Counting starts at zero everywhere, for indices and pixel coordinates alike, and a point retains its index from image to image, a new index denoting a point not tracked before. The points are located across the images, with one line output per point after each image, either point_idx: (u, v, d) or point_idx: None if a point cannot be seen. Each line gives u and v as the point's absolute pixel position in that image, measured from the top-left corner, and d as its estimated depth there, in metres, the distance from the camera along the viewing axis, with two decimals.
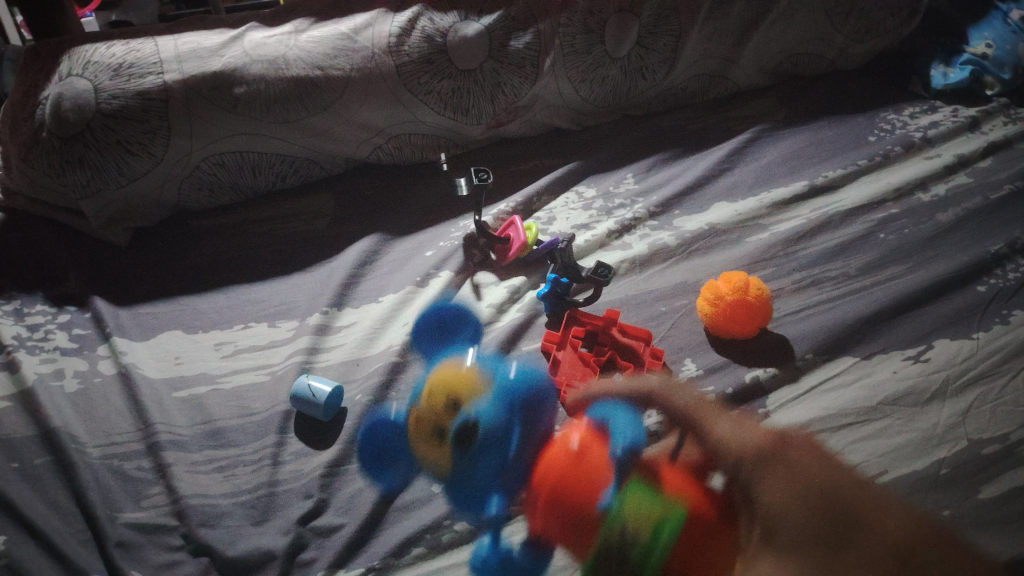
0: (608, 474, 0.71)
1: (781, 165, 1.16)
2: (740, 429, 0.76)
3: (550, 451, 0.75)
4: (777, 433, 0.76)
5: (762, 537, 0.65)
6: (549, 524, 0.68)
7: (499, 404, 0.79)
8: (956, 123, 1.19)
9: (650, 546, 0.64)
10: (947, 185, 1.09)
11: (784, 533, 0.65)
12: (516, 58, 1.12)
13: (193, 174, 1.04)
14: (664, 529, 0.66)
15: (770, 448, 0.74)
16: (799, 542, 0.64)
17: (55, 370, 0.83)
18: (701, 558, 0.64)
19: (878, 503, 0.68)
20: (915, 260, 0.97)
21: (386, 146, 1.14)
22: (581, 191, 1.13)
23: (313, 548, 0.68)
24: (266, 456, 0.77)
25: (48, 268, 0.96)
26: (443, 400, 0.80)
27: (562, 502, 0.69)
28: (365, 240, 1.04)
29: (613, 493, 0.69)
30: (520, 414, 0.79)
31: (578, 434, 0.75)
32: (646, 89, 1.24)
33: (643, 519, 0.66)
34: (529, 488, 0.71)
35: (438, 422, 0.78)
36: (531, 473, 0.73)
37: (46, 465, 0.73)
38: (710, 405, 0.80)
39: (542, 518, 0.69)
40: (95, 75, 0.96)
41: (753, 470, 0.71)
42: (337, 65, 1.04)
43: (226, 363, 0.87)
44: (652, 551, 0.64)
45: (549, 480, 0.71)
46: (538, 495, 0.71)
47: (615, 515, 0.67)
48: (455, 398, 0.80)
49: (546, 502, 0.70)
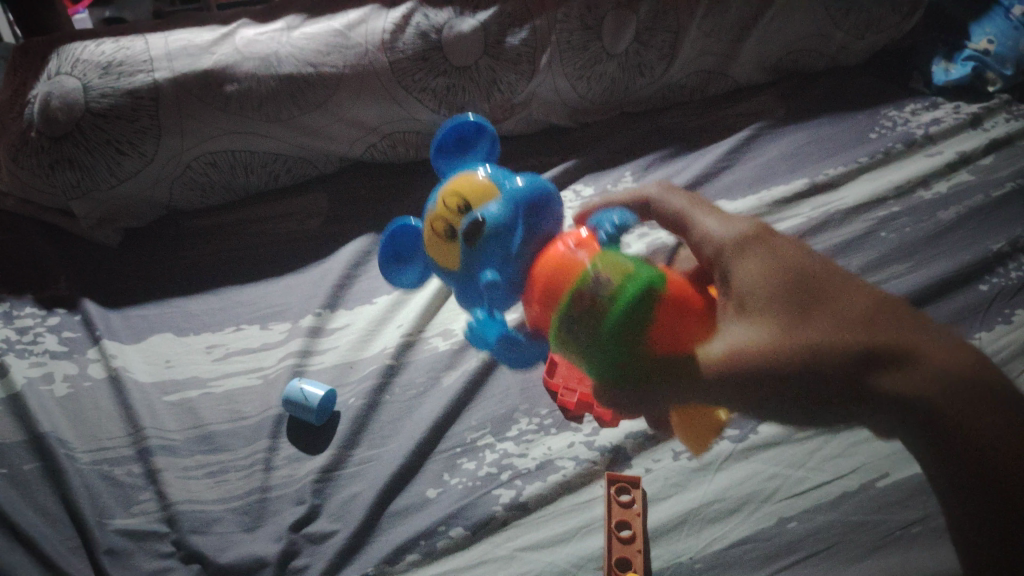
0: (590, 252, 0.59)
1: (781, 163, 1.15)
2: (732, 223, 0.64)
3: (552, 244, 0.61)
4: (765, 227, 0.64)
5: (737, 310, 0.57)
6: (541, 310, 0.59)
7: (506, 202, 0.62)
8: (957, 120, 1.18)
9: (616, 296, 0.55)
10: (949, 183, 1.07)
11: (752, 297, 0.56)
12: (512, 54, 1.10)
13: (185, 174, 1.03)
14: (633, 280, 0.55)
15: (754, 234, 0.62)
16: (768, 302, 0.56)
17: (44, 374, 0.82)
18: (677, 321, 0.55)
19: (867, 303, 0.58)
20: (917, 259, 0.96)
21: (380, 144, 1.12)
22: (578, 190, 1.11)
23: (306, 555, 0.67)
24: (258, 460, 0.76)
25: (38, 270, 0.95)
26: (453, 206, 0.63)
27: (554, 292, 0.57)
28: (359, 240, 1.02)
29: (596, 262, 0.57)
30: (529, 219, 0.62)
31: (588, 232, 0.63)
32: (645, 86, 1.22)
33: (612, 268, 0.56)
34: (523, 287, 0.61)
35: (447, 230, 0.63)
36: (527, 275, 0.60)
37: (35, 471, 0.72)
38: (703, 206, 0.68)
39: (536, 305, 0.59)
40: (84, 73, 0.95)
41: (739, 249, 0.60)
42: (330, 62, 1.03)
43: (218, 366, 0.86)
44: (618, 304, 0.55)
45: (543, 274, 0.59)
46: (532, 292, 0.60)
47: (590, 271, 0.56)
48: (466, 201, 0.63)
49: (539, 294, 0.59)
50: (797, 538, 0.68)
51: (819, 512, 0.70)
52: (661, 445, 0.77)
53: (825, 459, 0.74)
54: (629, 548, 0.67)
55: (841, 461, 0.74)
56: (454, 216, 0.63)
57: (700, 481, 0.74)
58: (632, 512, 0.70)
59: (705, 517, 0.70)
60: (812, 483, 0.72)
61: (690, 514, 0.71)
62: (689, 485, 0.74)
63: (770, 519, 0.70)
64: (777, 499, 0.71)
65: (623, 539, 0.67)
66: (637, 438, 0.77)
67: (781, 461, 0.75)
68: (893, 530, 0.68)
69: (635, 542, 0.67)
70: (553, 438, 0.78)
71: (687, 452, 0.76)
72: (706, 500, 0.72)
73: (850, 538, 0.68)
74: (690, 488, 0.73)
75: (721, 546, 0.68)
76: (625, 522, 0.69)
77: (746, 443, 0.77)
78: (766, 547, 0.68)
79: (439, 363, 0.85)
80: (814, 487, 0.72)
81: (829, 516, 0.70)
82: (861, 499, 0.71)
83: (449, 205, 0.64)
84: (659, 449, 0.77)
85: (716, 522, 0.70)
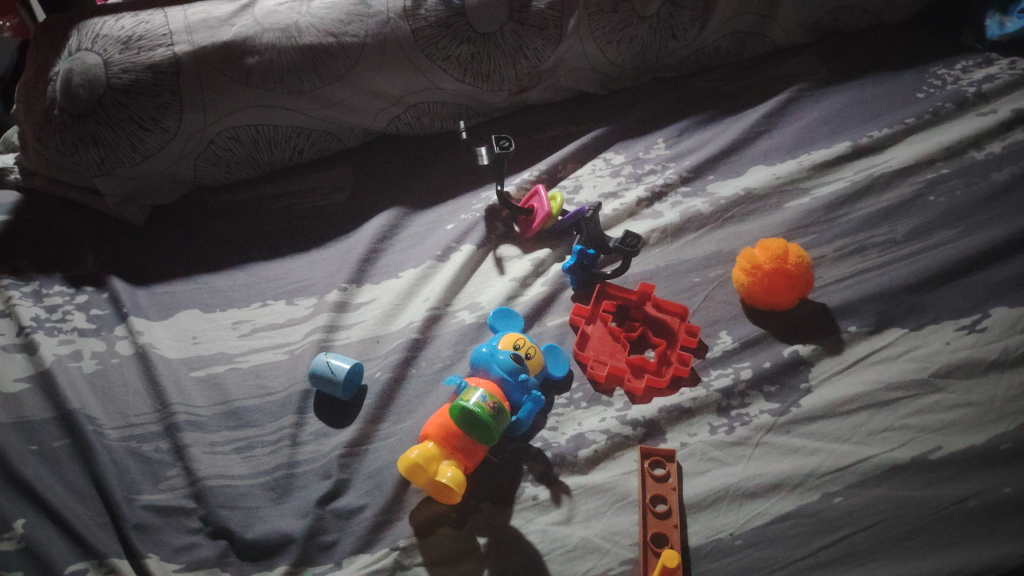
0: None
1: (822, 127, 1.09)
2: None
3: None
4: (895, 77, 1.16)
5: (871, 63, 1.19)
6: None
7: (515, 364, 0.73)
8: (1014, 76, 1.10)
9: None
10: (1003, 143, 1.01)
11: (887, 92, 1.13)
12: (538, 19, 1.06)
13: (208, 149, 1.01)
14: None
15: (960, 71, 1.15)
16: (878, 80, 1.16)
17: (73, 351, 0.82)
18: None
19: (986, 137, 1.02)
20: (968, 225, 0.91)
21: (404, 116, 1.09)
22: (608, 158, 1.08)
23: (334, 530, 0.67)
24: (285, 436, 0.75)
25: (67, 249, 0.96)
26: (525, 355, 0.75)
27: None
28: (384, 214, 1.00)
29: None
30: None
31: None
32: (677, 49, 1.17)
33: None
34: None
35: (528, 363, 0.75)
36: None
37: (65, 447, 0.72)
38: (922, 61, 1.18)
39: None
40: (105, 48, 0.94)
41: (885, 57, 1.20)
42: (351, 31, 1.00)
43: (243, 342, 0.85)
44: None
45: None
46: None
47: None
48: (524, 357, 0.74)
49: None
50: (843, 515, 0.65)
51: (868, 486, 0.67)
52: (696, 418, 0.75)
53: (873, 433, 0.71)
54: (664, 522, 0.65)
55: (889, 434, 0.70)
56: (533, 345, 0.76)
57: (738, 456, 0.71)
58: (668, 486, 0.68)
59: (744, 492, 0.68)
60: (858, 456, 0.69)
61: (728, 490, 0.68)
62: (728, 460, 0.71)
63: (814, 495, 0.67)
64: (822, 474, 0.68)
65: (659, 514, 0.66)
66: (671, 412, 0.75)
67: (824, 436, 0.71)
68: (946, 505, 0.64)
69: (671, 517, 0.66)
70: (584, 413, 0.76)
71: (723, 426, 0.73)
72: (745, 475, 0.69)
73: (901, 514, 0.64)
74: (728, 463, 0.70)
75: (761, 523, 0.65)
76: (660, 496, 0.67)
77: (788, 416, 0.73)
78: (810, 524, 0.65)
79: (466, 337, 0.83)
80: (859, 461, 0.69)
81: (877, 491, 0.66)
82: (912, 473, 0.67)
83: (522, 349, 0.75)
84: (695, 423, 0.74)
85: (758, 497, 0.67)
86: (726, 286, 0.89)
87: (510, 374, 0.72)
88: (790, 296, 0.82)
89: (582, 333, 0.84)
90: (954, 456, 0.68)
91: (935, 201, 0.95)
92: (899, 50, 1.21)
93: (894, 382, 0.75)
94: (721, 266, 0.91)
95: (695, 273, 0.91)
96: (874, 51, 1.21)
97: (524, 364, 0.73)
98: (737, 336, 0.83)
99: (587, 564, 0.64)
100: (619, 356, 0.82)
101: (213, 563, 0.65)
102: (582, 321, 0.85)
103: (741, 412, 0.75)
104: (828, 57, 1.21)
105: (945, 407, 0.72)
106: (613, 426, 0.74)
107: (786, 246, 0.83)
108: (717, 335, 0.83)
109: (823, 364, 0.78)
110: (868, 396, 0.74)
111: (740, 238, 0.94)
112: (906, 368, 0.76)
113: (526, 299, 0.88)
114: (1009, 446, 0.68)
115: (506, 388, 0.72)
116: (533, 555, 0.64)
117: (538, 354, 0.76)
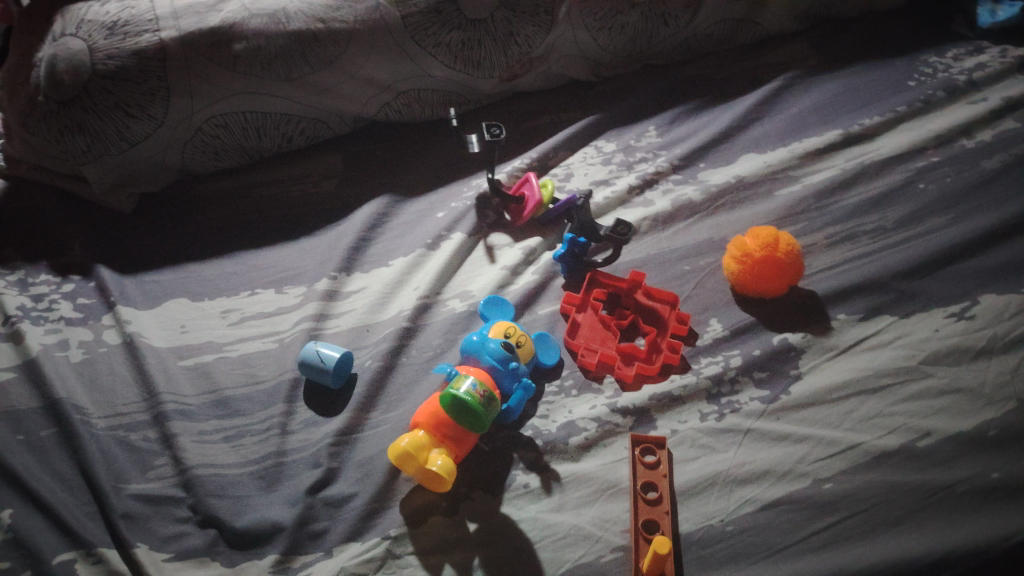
0: None
1: (813, 114, 1.08)
2: None
3: None
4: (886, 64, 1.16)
5: (862, 50, 1.19)
6: None
7: (506, 355, 0.72)
8: (1004, 64, 1.11)
9: None
10: (994, 131, 1.01)
11: (879, 80, 1.13)
12: (529, 5, 1.05)
13: (196, 137, 1.00)
14: None
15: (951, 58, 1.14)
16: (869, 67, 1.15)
17: (60, 340, 0.81)
18: None
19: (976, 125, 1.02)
20: (957, 212, 0.91)
21: (394, 104, 1.08)
22: (600, 145, 1.08)
23: (324, 519, 0.67)
24: (274, 425, 0.75)
25: (53, 238, 0.95)
26: (515, 344, 0.74)
27: None
28: (374, 202, 1.00)
29: None
30: None
31: None
32: (668, 37, 1.16)
33: None
34: None
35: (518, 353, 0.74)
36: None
37: (53, 436, 0.72)
38: (913, 49, 1.18)
39: None
40: (90, 33, 0.92)
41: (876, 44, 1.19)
42: (340, 17, 0.99)
43: (232, 331, 0.84)
44: None
45: None
46: None
47: None
48: (515, 346, 0.74)
49: None
50: (833, 500, 0.65)
51: (857, 472, 0.67)
52: (686, 406, 0.75)
53: (862, 420, 0.71)
54: (656, 509, 0.66)
55: (879, 421, 0.71)
56: (523, 334, 0.76)
57: (729, 442, 0.71)
58: (658, 473, 0.68)
59: (734, 479, 0.68)
60: (848, 443, 0.69)
61: (719, 476, 0.68)
62: (719, 447, 0.71)
63: (804, 481, 0.67)
64: (812, 461, 0.68)
65: (650, 501, 0.66)
66: (661, 399, 0.75)
67: (813, 423, 0.72)
68: (936, 490, 0.64)
69: (662, 503, 0.66)
70: (574, 401, 0.76)
71: (713, 413, 0.74)
72: (735, 462, 0.69)
73: (891, 499, 0.65)
74: (719, 450, 0.71)
75: (751, 509, 0.66)
76: (651, 483, 0.67)
77: (777, 403, 0.74)
78: (800, 510, 0.65)
79: (456, 326, 0.83)
80: (849, 447, 0.69)
81: (866, 477, 0.66)
82: (901, 459, 0.68)
83: (512, 338, 0.75)
84: (685, 410, 0.74)
85: (748, 484, 0.67)
86: (716, 274, 0.89)
87: (501, 363, 0.72)
88: (781, 284, 0.82)
89: (573, 321, 0.84)
90: (943, 443, 0.68)
91: (925, 189, 0.95)
92: (890, 37, 1.20)
93: (883, 369, 0.75)
94: (712, 255, 0.91)
95: (686, 261, 0.91)
96: (865, 38, 1.20)
97: (514, 353, 0.73)
98: (728, 324, 0.83)
99: (578, 551, 0.64)
100: (610, 344, 0.82)
101: (203, 552, 0.65)
102: (573, 309, 0.85)
103: (731, 399, 0.75)
104: (820, 44, 1.21)
105: (935, 393, 0.72)
106: (602, 413, 0.74)
107: (777, 233, 0.83)
108: (707, 323, 0.83)
109: (813, 351, 0.79)
110: (857, 383, 0.74)
111: (731, 226, 0.94)
112: (895, 356, 0.76)
113: (517, 287, 0.88)
114: (996, 432, 0.68)
115: (497, 378, 0.72)
116: (524, 542, 0.65)
117: (529, 343, 0.76)
